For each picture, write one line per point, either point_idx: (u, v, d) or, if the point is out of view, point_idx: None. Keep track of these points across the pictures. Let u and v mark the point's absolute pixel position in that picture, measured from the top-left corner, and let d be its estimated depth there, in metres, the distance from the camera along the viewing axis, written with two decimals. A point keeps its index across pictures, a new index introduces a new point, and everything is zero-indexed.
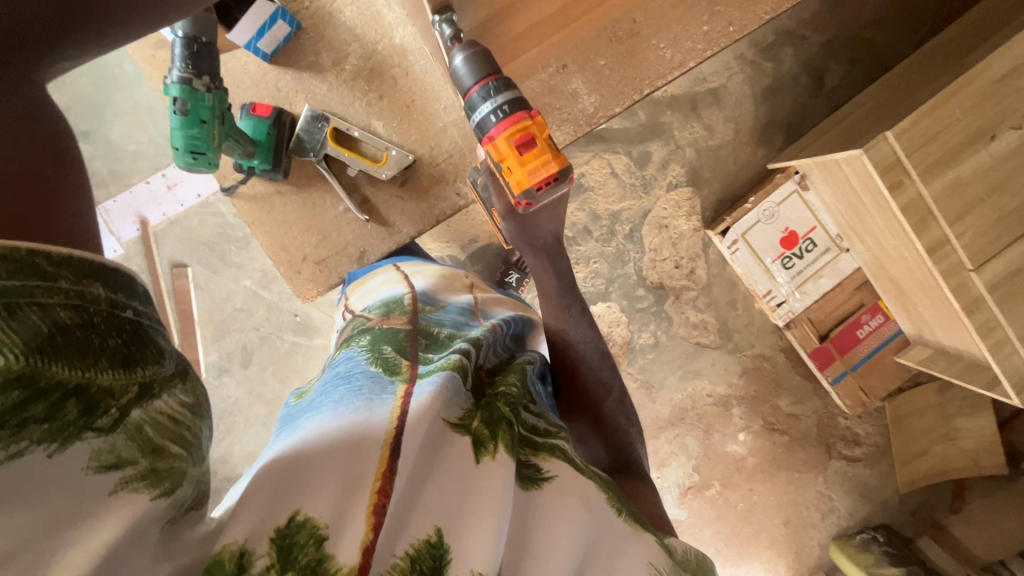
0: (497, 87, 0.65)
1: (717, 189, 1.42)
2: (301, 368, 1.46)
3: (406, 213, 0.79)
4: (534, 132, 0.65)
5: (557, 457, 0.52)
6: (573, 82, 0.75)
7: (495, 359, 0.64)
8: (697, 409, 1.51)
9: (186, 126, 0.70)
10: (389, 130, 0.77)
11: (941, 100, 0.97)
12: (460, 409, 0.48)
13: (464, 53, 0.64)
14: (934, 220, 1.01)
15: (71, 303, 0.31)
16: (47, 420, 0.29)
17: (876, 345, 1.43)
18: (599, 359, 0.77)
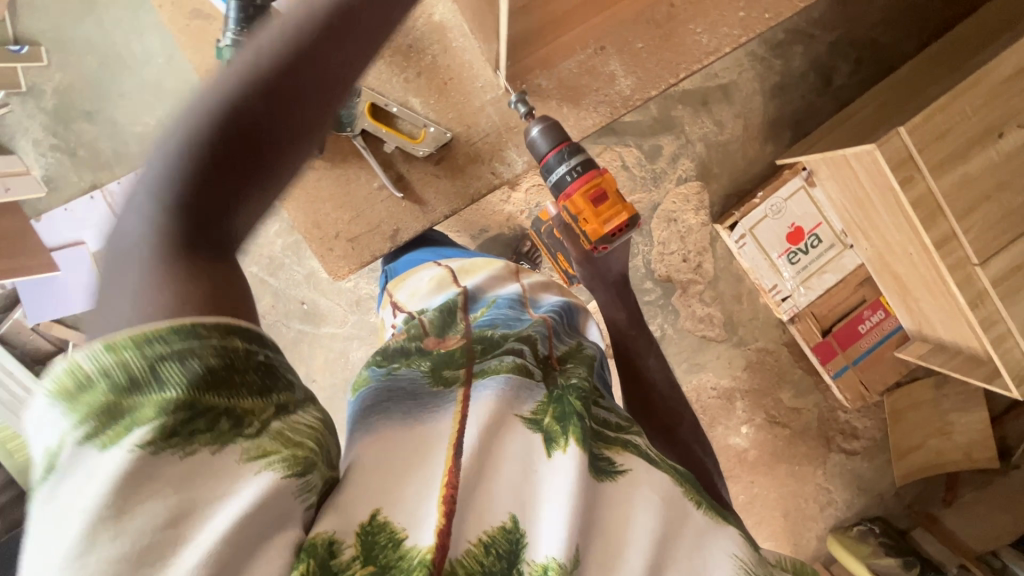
0: (569, 151, 0.71)
1: (726, 184, 1.43)
2: (306, 357, 1.45)
3: (441, 193, 0.78)
4: (605, 187, 0.72)
5: (631, 451, 0.52)
6: (611, 64, 0.74)
7: (560, 346, 0.65)
8: (701, 402, 1.53)
9: None
10: (425, 108, 0.75)
11: (952, 97, 1.00)
12: (528, 406, 0.50)
13: (538, 126, 0.70)
14: (942, 215, 1.03)
15: (218, 350, 0.36)
16: (199, 448, 0.34)
17: (877, 340, 1.46)
18: (670, 389, 0.78)
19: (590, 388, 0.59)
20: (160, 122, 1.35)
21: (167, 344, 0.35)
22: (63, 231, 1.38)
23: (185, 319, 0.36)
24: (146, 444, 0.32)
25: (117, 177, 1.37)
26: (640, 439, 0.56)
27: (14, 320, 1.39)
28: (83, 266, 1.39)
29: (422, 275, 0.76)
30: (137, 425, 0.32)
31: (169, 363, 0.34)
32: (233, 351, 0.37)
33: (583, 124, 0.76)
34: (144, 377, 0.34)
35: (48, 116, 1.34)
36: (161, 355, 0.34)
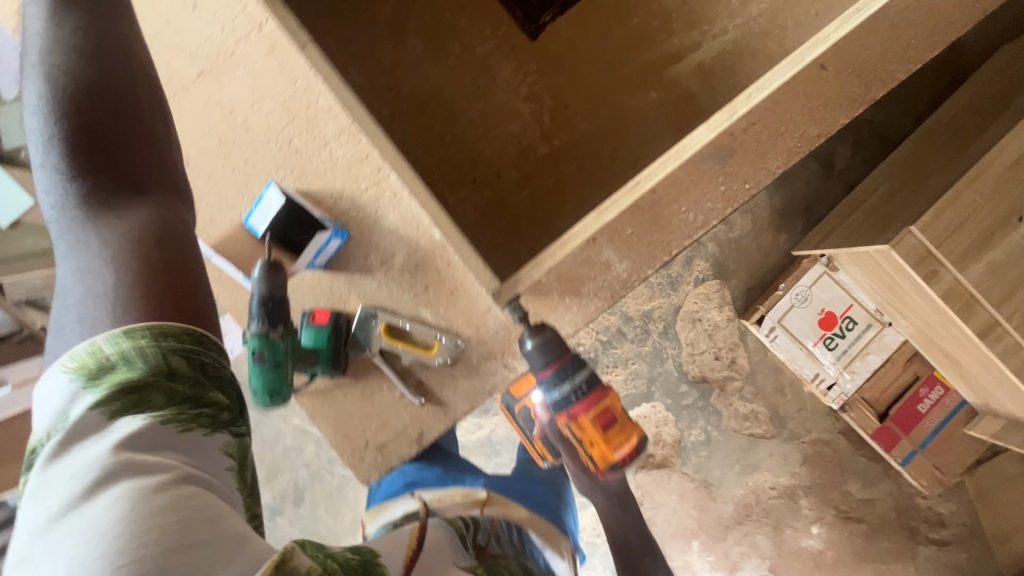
0: (572, 369, 0.72)
1: (745, 278, 1.43)
2: (352, 502, 1.46)
3: (461, 396, 0.76)
4: (612, 408, 0.74)
5: None
6: (604, 253, 0.70)
7: (496, 548, 0.78)
8: (762, 504, 1.44)
9: (261, 374, 0.68)
10: (437, 317, 0.73)
11: (959, 191, 0.99)
12: (464, 558, 0.70)
13: (535, 342, 0.71)
14: (979, 305, 1.00)
15: (179, 352, 0.56)
16: (175, 401, 0.54)
17: (941, 419, 1.37)
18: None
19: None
20: None
21: (152, 343, 0.54)
22: None
23: (154, 326, 0.55)
24: (114, 411, 0.51)
25: None
26: None
27: None
28: None
29: (395, 506, 0.82)
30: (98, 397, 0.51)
31: (159, 355, 0.54)
32: (194, 356, 0.57)
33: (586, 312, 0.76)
34: (123, 361, 0.53)
35: None
36: (149, 355, 0.54)
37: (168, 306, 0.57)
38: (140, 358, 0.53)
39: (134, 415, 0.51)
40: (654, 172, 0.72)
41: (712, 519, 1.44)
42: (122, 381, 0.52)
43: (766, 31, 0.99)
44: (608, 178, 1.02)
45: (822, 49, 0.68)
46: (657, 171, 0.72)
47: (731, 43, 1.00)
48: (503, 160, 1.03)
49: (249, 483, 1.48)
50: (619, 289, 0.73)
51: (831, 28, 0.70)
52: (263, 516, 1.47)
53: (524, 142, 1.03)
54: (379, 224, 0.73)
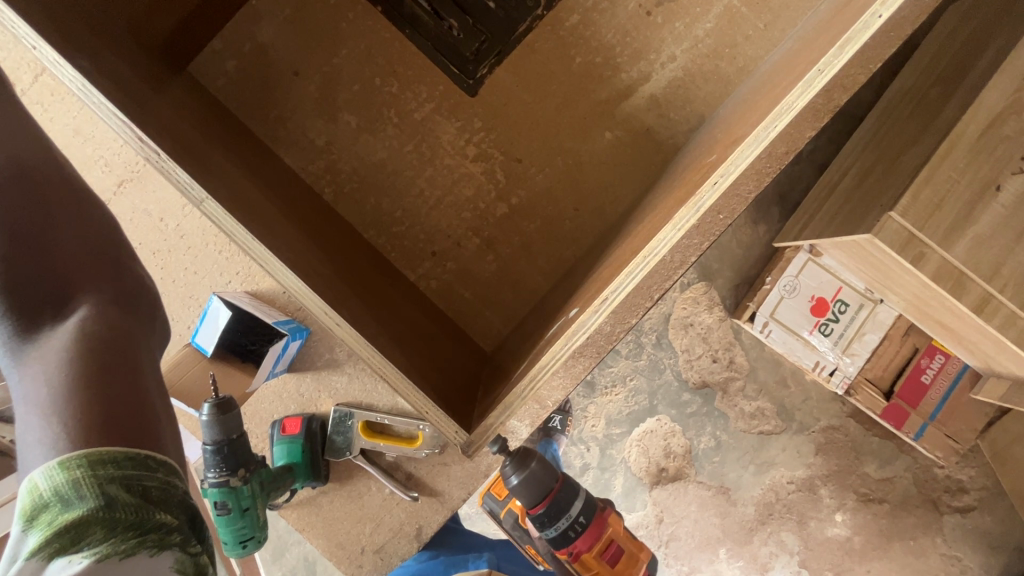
0: (566, 503, 0.79)
1: (730, 276, 1.40)
2: None
3: (454, 481, 0.77)
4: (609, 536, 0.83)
5: None
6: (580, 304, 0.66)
7: None
8: (783, 500, 1.41)
9: (230, 523, 0.69)
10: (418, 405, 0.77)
11: (933, 167, 0.97)
12: None
13: (524, 481, 0.75)
14: (970, 280, 0.98)
15: (118, 477, 0.42)
16: (109, 537, 0.40)
17: (947, 387, 1.35)
18: None
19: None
20: None
21: (85, 465, 0.41)
22: None
23: (92, 446, 0.42)
24: (43, 552, 0.39)
25: None
26: None
27: None
28: None
29: None
30: (32, 533, 0.40)
31: (91, 485, 0.41)
32: (139, 479, 0.43)
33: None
34: (54, 493, 0.40)
35: None
36: (79, 479, 0.41)
37: (98, 416, 0.44)
38: (67, 482, 0.41)
39: (71, 555, 0.39)
40: (621, 286, 0.64)
41: (735, 524, 1.41)
42: (58, 521, 0.40)
43: (715, 34, 0.95)
44: (570, 235, 1.01)
45: (784, 124, 0.61)
46: (624, 283, 0.64)
47: (680, 53, 0.96)
48: (461, 227, 1.01)
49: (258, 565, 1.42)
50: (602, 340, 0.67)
51: (789, 98, 0.62)
52: None
53: (482, 206, 1.01)
54: None
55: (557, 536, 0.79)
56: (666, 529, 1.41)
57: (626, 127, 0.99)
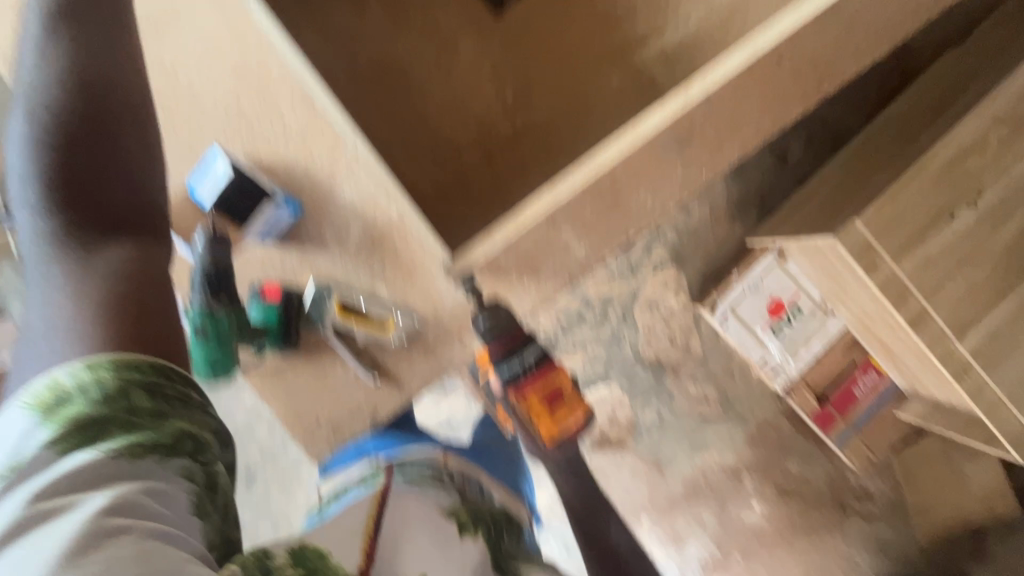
0: (522, 348, 0.87)
1: (701, 266, 1.47)
2: (306, 481, 1.44)
3: (416, 372, 0.84)
4: (560, 385, 0.91)
5: (534, 565, 0.77)
6: (564, 234, 0.71)
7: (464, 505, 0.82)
8: (709, 482, 1.50)
9: (206, 346, 0.77)
10: (394, 295, 0.81)
11: (900, 187, 1.05)
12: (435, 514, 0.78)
13: (488, 319, 0.81)
14: (912, 295, 1.07)
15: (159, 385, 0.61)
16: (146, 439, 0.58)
17: (874, 401, 1.47)
18: (635, 551, 0.95)
19: (492, 524, 0.81)
20: None
21: (143, 372, 0.60)
22: None
23: (139, 357, 0.61)
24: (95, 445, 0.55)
25: None
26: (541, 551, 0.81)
27: None
28: None
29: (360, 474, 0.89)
30: (75, 423, 0.56)
31: (138, 389, 0.59)
32: (167, 392, 0.62)
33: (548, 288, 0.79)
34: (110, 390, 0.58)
35: None
36: (137, 380, 0.60)
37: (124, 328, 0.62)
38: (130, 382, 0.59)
39: (91, 447, 0.55)
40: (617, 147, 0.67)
41: (662, 496, 1.50)
42: (77, 416, 0.56)
43: (731, 20, 1.00)
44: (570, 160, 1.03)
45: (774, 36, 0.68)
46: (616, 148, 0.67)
47: (695, 32, 1.01)
48: (466, 137, 1.03)
49: None
50: (576, 270, 0.78)
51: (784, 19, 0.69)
52: None
53: (489, 123, 1.03)
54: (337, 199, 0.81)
55: (510, 376, 0.89)
56: (598, 491, 1.49)
57: (634, 91, 1.03)
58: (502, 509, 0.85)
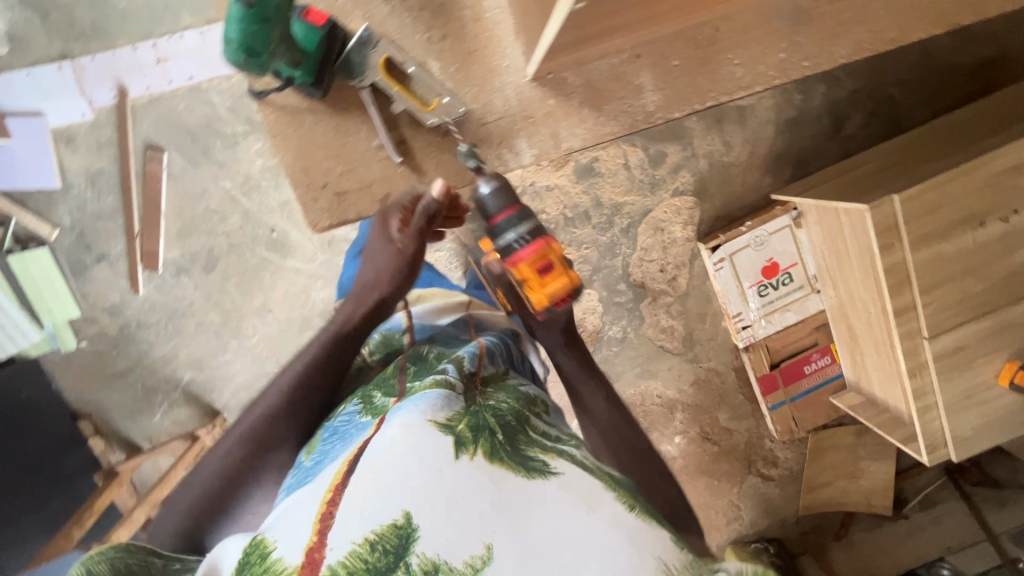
0: (517, 218, 0.79)
1: (718, 206, 1.44)
2: (267, 285, 1.41)
3: (440, 165, 0.83)
4: (551, 258, 0.79)
5: (563, 457, 0.64)
6: (641, 75, 0.80)
7: (488, 370, 0.79)
8: (644, 406, 1.58)
9: (245, 21, 0.63)
10: (444, 75, 0.79)
11: (950, 178, 1.03)
12: (442, 414, 0.62)
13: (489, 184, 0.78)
14: (908, 286, 1.09)
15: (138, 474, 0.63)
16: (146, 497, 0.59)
17: (817, 383, 1.55)
18: (626, 425, 0.83)
19: (520, 405, 0.71)
20: (149, 3, 1.22)
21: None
22: (22, 95, 1.25)
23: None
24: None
25: (91, 53, 1.24)
26: (575, 450, 0.67)
27: None
28: (38, 140, 1.28)
29: None
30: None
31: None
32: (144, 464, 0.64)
33: (600, 129, 0.83)
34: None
35: None
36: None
37: None
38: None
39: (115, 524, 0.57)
40: None
41: None
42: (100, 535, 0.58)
43: None
44: None
45: None
46: None
47: None
48: None
49: (157, 233, 1.35)
50: (638, 119, 0.83)
51: None
52: (165, 271, 1.38)
53: None
54: None
55: (502, 248, 0.79)
56: None
57: None
58: (534, 394, 0.78)
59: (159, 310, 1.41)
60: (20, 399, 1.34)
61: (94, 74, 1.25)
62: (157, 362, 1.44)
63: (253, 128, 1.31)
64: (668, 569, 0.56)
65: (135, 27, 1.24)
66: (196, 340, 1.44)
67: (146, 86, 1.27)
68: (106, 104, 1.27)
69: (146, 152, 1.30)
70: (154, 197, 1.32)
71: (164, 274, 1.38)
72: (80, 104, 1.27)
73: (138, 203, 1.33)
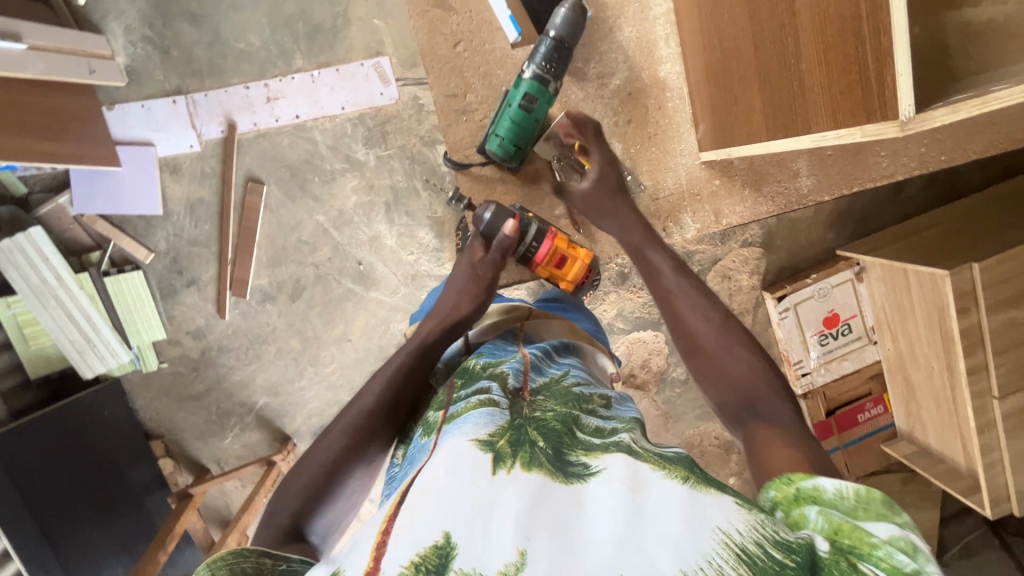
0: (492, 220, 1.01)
1: (783, 258, 1.51)
2: (348, 316, 1.45)
3: None
4: (561, 254, 1.05)
5: (610, 452, 0.57)
6: (799, 164, 1.14)
7: (538, 380, 0.73)
8: (701, 447, 1.63)
9: (522, 120, 1.01)
10: (628, 154, 1.13)
11: (1021, 250, 1.12)
12: (486, 431, 0.57)
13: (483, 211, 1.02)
14: (981, 348, 1.16)
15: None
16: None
17: (869, 430, 1.60)
18: (725, 339, 0.78)
19: (568, 410, 0.65)
20: (265, 46, 1.29)
21: None
22: (136, 126, 1.31)
23: None
24: None
25: (205, 89, 1.31)
26: (625, 437, 0.60)
27: (58, 205, 1.32)
28: (145, 168, 1.32)
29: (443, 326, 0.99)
30: None
31: None
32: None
33: (755, 208, 1.16)
34: None
35: (149, 6, 1.28)
36: None
37: None
38: None
39: None
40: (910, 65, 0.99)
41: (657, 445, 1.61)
42: None
43: None
44: None
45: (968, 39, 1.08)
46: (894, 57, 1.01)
47: None
48: None
49: (249, 261, 1.40)
50: (793, 197, 1.15)
51: None
52: (252, 297, 1.42)
53: None
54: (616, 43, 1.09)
55: (520, 257, 1.04)
56: None
57: None
58: (588, 390, 0.73)
59: (240, 336, 1.44)
60: (103, 417, 1.39)
61: (206, 109, 1.31)
62: (234, 386, 1.47)
63: (351, 166, 1.36)
64: (734, 541, 0.46)
65: (250, 68, 1.30)
66: (274, 366, 1.47)
67: (254, 122, 1.33)
68: (213, 137, 1.33)
69: (247, 185, 1.35)
70: (250, 228, 1.37)
71: (251, 301, 1.41)
72: (189, 137, 1.32)
73: (234, 232, 1.38)
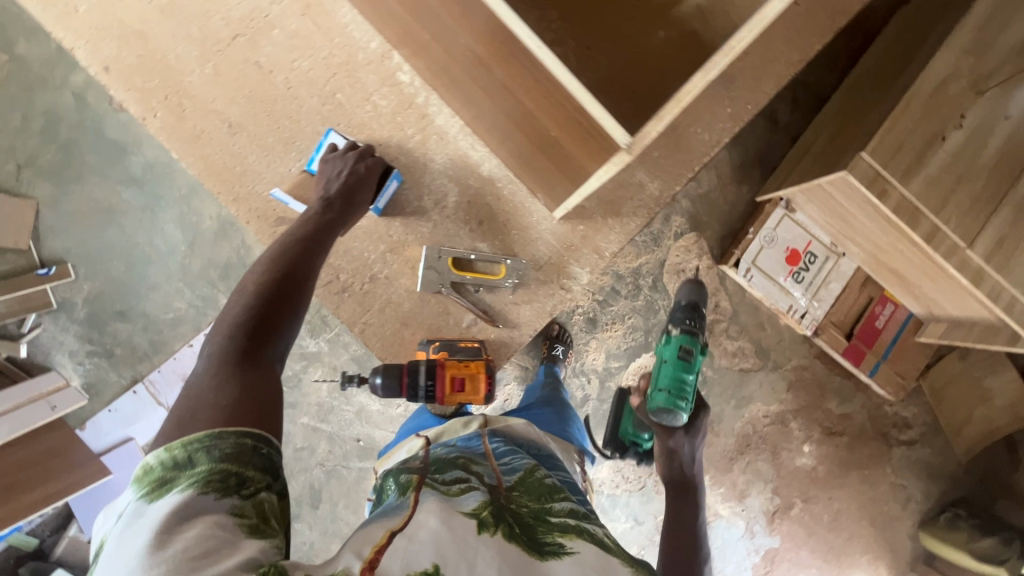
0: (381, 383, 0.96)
1: (718, 229, 1.56)
2: (374, 494, 1.44)
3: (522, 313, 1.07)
4: (457, 375, 0.96)
5: (582, 538, 0.65)
6: (639, 174, 1.04)
7: (512, 476, 0.76)
8: (759, 433, 1.58)
9: (679, 368, 1.16)
10: (496, 248, 1.04)
11: (897, 116, 1.16)
12: (468, 506, 0.64)
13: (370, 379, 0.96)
14: (922, 214, 1.17)
15: (235, 446, 0.63)
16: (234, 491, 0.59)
17: (896, 331, 1.57)
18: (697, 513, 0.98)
19: (546, 497, 0.72)
20: (191, 305, 1.40)
21: (198, 447, 0.61)
22: (110, 431, 1.40)
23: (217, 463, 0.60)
24: (188, 489, 0.57)
25: (157, 366, 1.40)
26: (597, 530, 0.68)
27: (70, 538, 1.34)
28: (132, 463, 1.39)
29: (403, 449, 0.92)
30: (178, 487, 0.57)
31: (199, 454, 0.61)
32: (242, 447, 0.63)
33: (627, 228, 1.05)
34: (187, 467, 0.60)
35: (82, 325, 1.39)
36: (195, 460, 0.60)
37: None
38: (219, 489, 0.58)
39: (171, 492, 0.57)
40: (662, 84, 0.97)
41: (718, 453, 1.58)
42: (202, 475, 0.58)
43: None
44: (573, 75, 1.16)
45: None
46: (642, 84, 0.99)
47: None
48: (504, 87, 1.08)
49: None
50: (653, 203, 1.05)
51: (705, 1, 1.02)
52: None
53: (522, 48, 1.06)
54: (431, 168, 1.01)
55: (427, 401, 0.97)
56: None
57: None
58: (558, 484, 0.78)
59: None
60: None
61: (164, 383, 1.40)
62: None
63: (308, 360, 1.42)
64: None
65: (186, 328, 1.40)
66: None
67: None
68: None
69: None
70: None
71: None
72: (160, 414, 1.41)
73: None
